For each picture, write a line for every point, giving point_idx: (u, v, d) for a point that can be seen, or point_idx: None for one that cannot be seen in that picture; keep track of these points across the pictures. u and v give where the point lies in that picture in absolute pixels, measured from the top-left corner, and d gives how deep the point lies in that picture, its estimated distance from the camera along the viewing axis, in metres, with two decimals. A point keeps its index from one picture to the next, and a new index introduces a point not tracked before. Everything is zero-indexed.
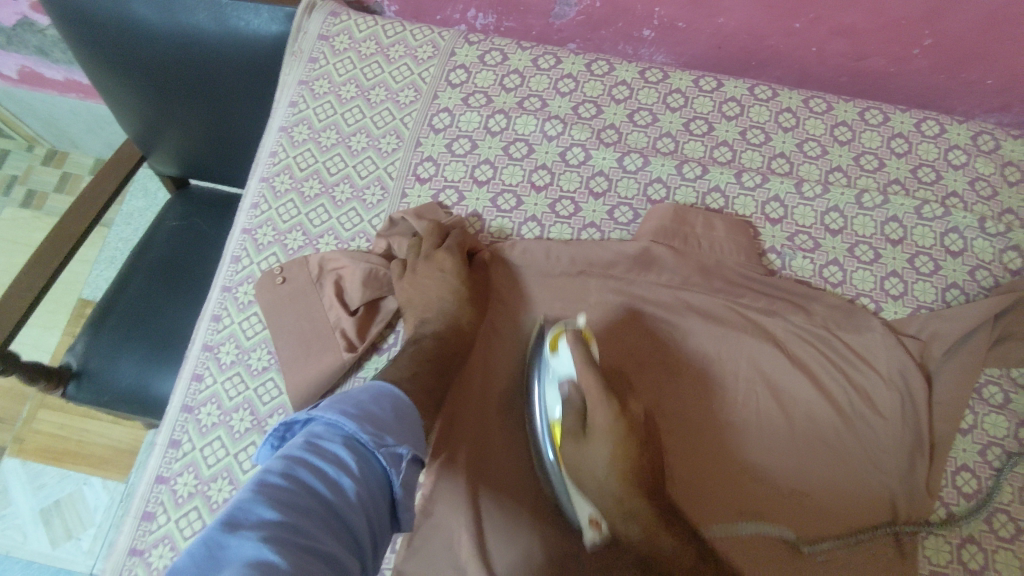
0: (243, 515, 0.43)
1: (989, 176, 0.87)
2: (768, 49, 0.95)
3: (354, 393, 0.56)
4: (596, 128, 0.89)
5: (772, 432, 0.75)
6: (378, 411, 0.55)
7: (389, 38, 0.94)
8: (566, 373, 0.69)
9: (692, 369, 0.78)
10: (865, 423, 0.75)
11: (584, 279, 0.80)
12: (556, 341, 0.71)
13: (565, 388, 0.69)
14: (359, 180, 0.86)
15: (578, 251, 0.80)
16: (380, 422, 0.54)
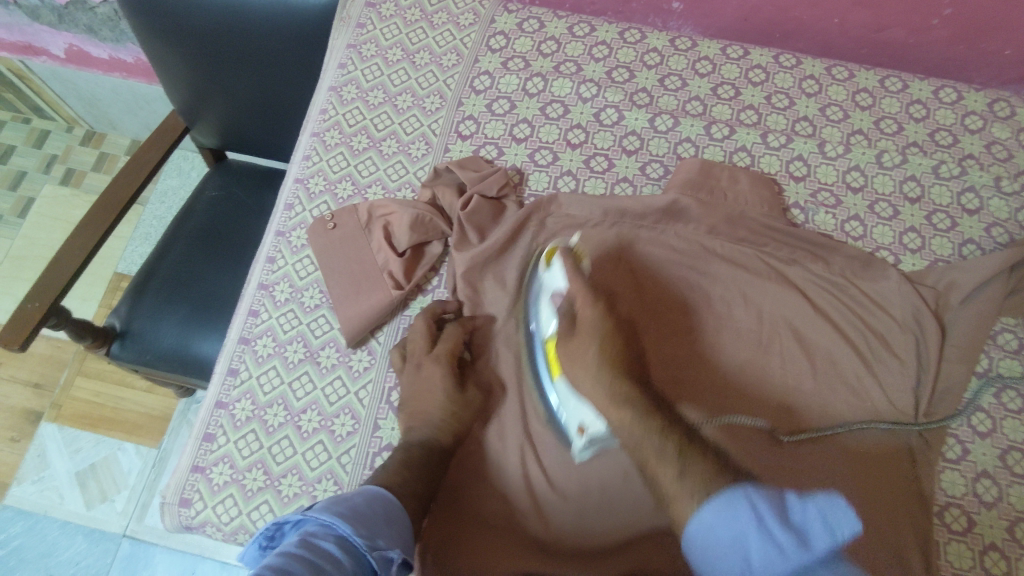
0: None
1: (1005, 140, 0.91)
2: (793, 20, 0.99)
3: (351, 501, 0.57)
4: (629, 91, 0.94)
5: (794, 383, 0.78)
6: (370, 514, 0.57)
7: (432, 6, 0.99)
8: (554, 288, 0.75)
9: (721, 324, 0.81)
10: (883, 373, 0.79)
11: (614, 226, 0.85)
12: (550, 257, 0.77)
13: (556, 301, 0.74)
14: (405, 135, 0.91)
15: (609, 200, 0.85)
16: (373, 528, 0.55)
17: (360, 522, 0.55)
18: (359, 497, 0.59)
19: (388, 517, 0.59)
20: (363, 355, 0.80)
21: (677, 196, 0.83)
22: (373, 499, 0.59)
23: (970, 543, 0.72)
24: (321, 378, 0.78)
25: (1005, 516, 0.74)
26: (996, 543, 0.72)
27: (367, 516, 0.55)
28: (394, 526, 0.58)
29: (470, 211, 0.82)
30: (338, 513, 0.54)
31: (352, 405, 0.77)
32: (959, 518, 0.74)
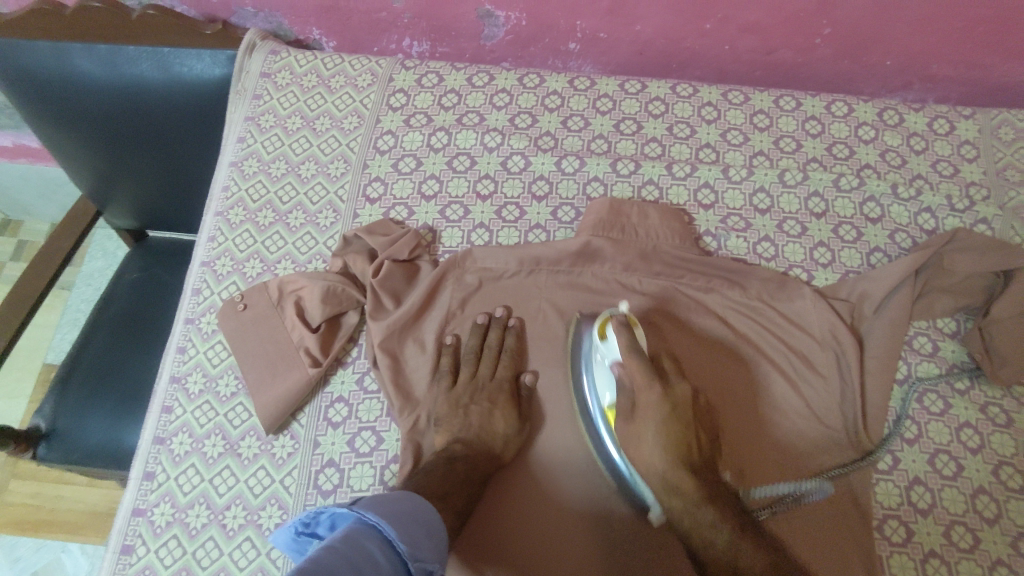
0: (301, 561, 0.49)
1: (898, 147, 0.95)
2: (686, 50, 1.02)
3: (400, 506, 0.60)
4: (533, 136, 0.94)
5: (731, 417, 0.78)
6: (414, 524, 0.59)
7: (328, 70, 0.98)
8: (612, 359, 0.73)
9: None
10: (809, 393, 0.80)
11: (531, 273, 0.84)
12: (604, 327, 0.74)
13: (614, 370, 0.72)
14: (311, 205, 0.89)
15: (524, 248, 0.84)
16: (416, 535, 0.58)
17: (405, 528, 0.58)
18: (406, 498, 0.62)
19: (432, 526, 0.61)
20: (286, 441, 0.77)
21: (588, 237, 0.83)
22: (418, 506, 0.62)
23: (911, 552, 0.73)
24: (243, 471, 0.75)
25: (941, 521, 0.74)
26: (935, 550, 0.73)
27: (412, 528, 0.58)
28: (436, 539, 0.60)
29: (383, 277, 0.81)
30: (382, 515, 0.57)
31: (278, 494, 0.74)
32: (898, 529, 0.74)
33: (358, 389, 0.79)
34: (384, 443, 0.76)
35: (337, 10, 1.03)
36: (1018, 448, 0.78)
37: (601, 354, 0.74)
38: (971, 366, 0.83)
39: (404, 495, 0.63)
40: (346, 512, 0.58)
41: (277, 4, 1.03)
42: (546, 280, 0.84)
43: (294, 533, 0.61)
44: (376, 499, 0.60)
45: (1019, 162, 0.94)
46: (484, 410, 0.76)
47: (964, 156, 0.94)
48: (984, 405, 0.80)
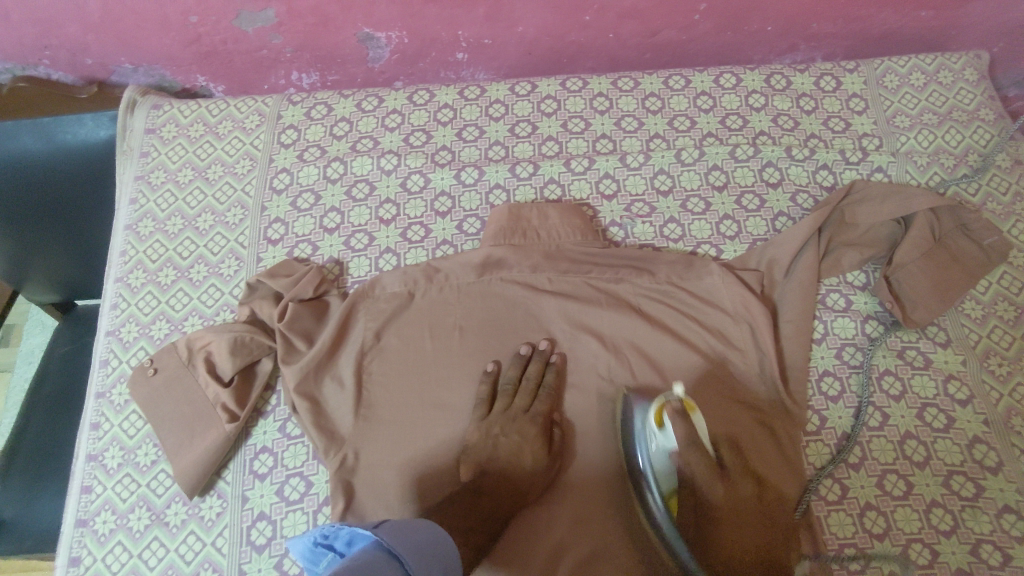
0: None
1: (788, 110, 0.96)
2: (572, 45, 1.02)
3: (417, 530, 0.56)
4: (430, 153, 0.94)
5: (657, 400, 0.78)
6: (428, 552, 0.55)
7: (214, 117, 0.97)
8: (671, 448, 0.70)
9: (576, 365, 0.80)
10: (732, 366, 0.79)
11: (438, 289, 0.83)
12: (659, 413, 0.71)
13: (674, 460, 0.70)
14: (212, 256, 0.88)
15: (422, 265, 0.84)
16: (432, 570, 0.54)
17: (424, 563, 0.53)
18: (426, 526, 0.58)
19: (448, 559, 0.57)
20: (213, 501, 0.75)
21: (489, 248, 0.83)
22: (439, 537, 0.57)
23: (848, 508, 0.74)
24: (172, 539, 0.73)
25: (874, 472, 0.75)
26: (871, 501, 0.74)
27: (425, 557, 0.53)
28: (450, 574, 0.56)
29: (288, 319, 0.80)
30: (404, 543, 0.53)
31: (211, 557, 0.72)
32: (833, 488, 0.75)
33: (282, 436, 0.78)
34: (314, 486, 0.75)
35: (217, 55, 1.01)
36: (937, 387, 0.79)
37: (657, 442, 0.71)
38: (885, 314, 0.84)
39: (428, 527, 0.58)
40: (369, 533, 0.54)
41: (156, 58, 1.01)
42: (460, 294, 0.83)
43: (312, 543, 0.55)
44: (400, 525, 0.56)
45: (907, 107, 0.96)
46: (407, 427, 0.76)
47: (853, 109, 0.96)
48: (901, 350, 0.82)
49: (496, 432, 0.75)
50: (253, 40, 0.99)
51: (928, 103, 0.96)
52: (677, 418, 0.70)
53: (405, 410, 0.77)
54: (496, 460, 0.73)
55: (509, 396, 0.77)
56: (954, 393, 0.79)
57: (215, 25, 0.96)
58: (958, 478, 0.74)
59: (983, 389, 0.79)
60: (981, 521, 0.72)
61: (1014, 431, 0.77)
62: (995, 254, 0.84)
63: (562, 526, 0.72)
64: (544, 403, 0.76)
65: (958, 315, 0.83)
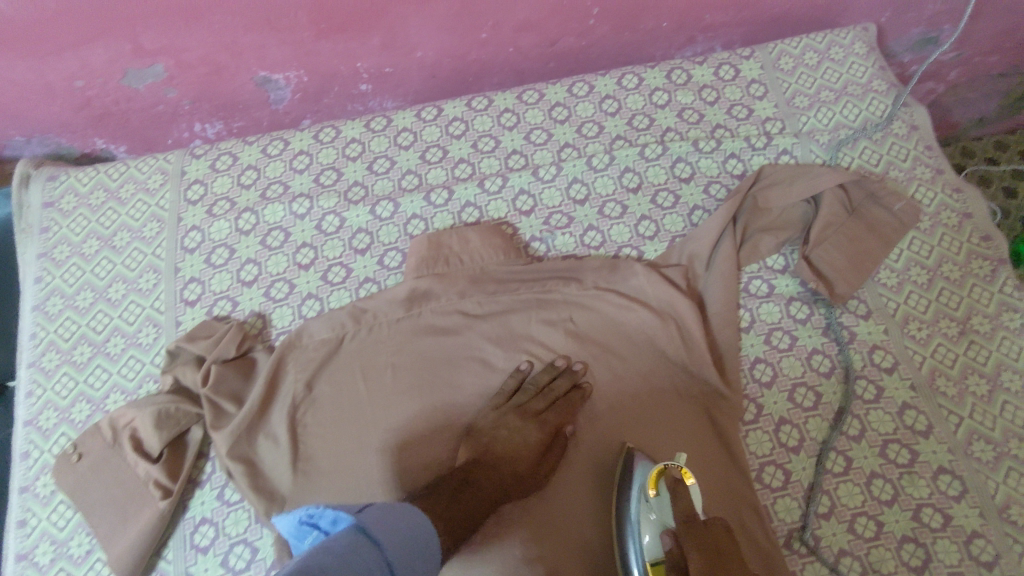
0: None
1: (692, 103, 0.97)
2: (474, 63, 1.02)
3: (402, 513, 0.54)
4: (342, 190, 0.92)
5: (602, 431, 0.77)
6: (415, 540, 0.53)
7: (115, 182, 0.94)
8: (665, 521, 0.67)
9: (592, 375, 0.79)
10: (678, 376, 0.80)
11: (368, 328, 0.82)
12: (655, 480, 0.69)
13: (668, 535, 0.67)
14: (128, 327, 0.85)
15: (349, 306, 0.83)
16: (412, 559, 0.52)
17: (405, 550, 0.52)
18: (409, 511, 0.56)
19: (429, 544, 0.55)
20: None
21: (413, 280, 0.82)
22: (425, 525, 0.56)
23: (792, 492, 0.75)
24: None
25: (813, 452, 0.77)
26: (814, 482, 0.75)
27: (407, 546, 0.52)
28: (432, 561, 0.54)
29: (213, 381, 0.77)
30: (388, 530, 0.52)
31: None
32: (776, 474, 0.76)
33: (220, 504, 0.75)
34: (260, 552, 0.73)
35: (111, 116, 0.98)
36: (864, 359, 0.81)
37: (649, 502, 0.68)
38: (810, 293, 0.85)
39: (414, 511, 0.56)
40: (352, 517, 0.52)
41: (46, 126, 0.97)
42: (391, 329, 0.82)
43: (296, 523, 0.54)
44: (386, 508, 0.54)
45: (805, 87, 0.98)
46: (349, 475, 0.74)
47: (754, 95, 0.98)
48: (826, 327, 0.83)
49: (500, 425, 0.73)
50: (146, 97, 0.96)
51: (825, 81, 0.98)
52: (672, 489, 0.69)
53: (345, 457, 0.75)
54: (496, 449, 0.71)
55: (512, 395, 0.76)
56: (880, 362, 0.81)
57: (103, 87, 0.93)
58: (893, 446, 0.76)
59: (907, 354, 0.81)
60: (919, 486, 0.74)
61: (939, 391, 0.79)
62: (906, 218, 0.87)
63: (518, 540, 0.71)
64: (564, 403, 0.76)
65: (876, 285, 0.85)
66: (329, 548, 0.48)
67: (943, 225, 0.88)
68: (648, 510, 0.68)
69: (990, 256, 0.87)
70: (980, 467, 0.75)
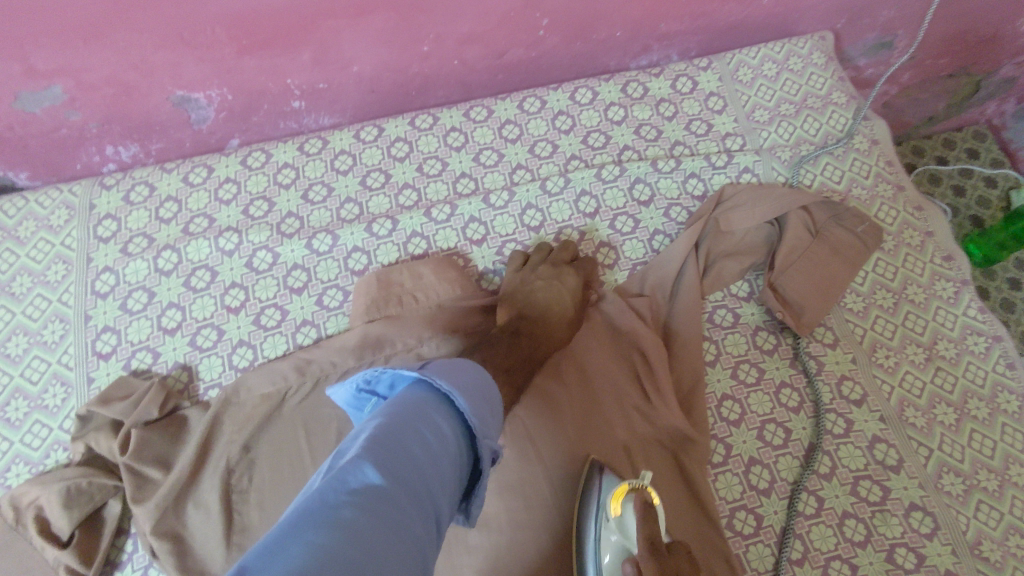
0: (344, 479, 0.37)
1: (650, 119, 0.92)
2: (416, 77, 0.94)
3: (461, 372, 0.51)
4: (274, 222, 0.84)
5: None
6: (482, 398, 0.50)
7: (13, 219, 0.84)
8: (624, 544, 0.57)
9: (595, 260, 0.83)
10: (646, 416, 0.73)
11: (314, 381, 0.73)
12: (617, 503, 0.59)
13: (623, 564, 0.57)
14: (32, 386, 0.75)
15: (292, 355, 0.75)
16: (484, 414, 0.49)
17: (478, 404, 0.49)
18: (468, 366, 0.53)
19: (494, 398, 0.53)
20: None
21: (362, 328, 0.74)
22: (486, 382, 0.53)
23: (765, 539, 0.71)
24: None
25: (784, 494, 0.73)
26: (786, 526, 0.72)
27: (478, 405, 0.49)
28: (497, 413, 0.52)
29: (134, 450, 0.69)
30: (457, 386, 0.49)
31: None
32: (748, 520, 0.72)
33: None
34: None
35: (7, 142, 0.87)
36: (832, 391, 0.78)
37: (609, 526, 0.58)
38: (775, 322, 0.82)
39: (472, 369, 0.53)
40: (415, 373, 0.49)
41: None
42: (341, 382, 0.73)
43: (354, 391, 0.52)
44: (445, 364, 0.51)
45: (764, 100, 0.94)
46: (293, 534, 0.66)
47: (712, 109, 0.93)
48: (793, 358, 0.80)
49: (532, 280, 0.77)
50: (46, 120, 0.85)
51: (784, 93, 0.94)
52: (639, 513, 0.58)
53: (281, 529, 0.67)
54: (535, 302, 0.74)
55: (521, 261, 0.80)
56: (849, 394, 0.78)
57: None
58: (864, 483, 0.74)
59: (875, 385, 0.79)
60: (892, 525, 0.72)
61: (908, 423, 0.77)
62: (869, 241, 0.84)
63: None
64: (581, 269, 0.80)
65: (841, 311, 0.83)
66: (397, 412, 0.44)
67: (906, 245, 0.86)
68: (608, 531, 0.58)
69: (953, 277, 0.85)
70: (951, 503, 0.73)
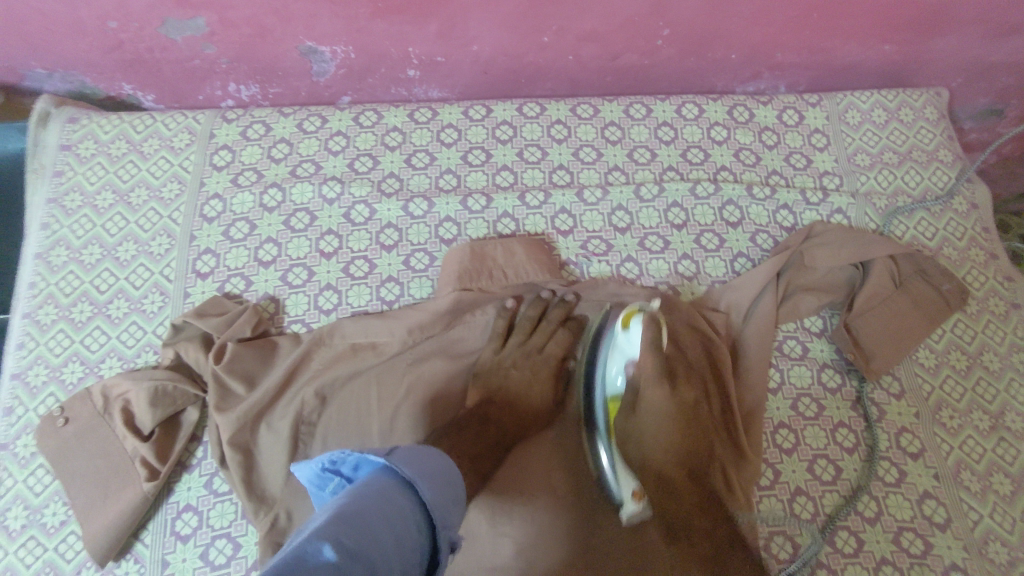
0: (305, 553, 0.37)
1: (751, 144, 0.93)
2: (530, 66, 0.97)
3: (431, 456, 0.52)
4: (376, 180, 0.88)
5: None
6: (447, 484, 0.50)
7: (139, 134, 0.89)
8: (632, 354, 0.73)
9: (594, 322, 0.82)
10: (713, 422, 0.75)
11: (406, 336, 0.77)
12: (628, 319, 0.73)
13: (628, 368, 0.73)
14: (134, 291, 0.81)
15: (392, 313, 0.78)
16: (445, 499, 0.49)
17: (443, 491, 0.49)
18: (435, 454, 0.53)
19: (460, 487, 0.53)
20: (130, 567, 0.69)
21: (455, 295, 0.78)
22: (452, 468, 0.53)
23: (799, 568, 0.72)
24: None
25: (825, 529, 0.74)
26: (822, 561, 0.72)
27: (442, 492, 0.49)
28: (464, 507, 0.52)
29: (227, 361, 0.73)
30: (422, 470, 0.49)
31: None
32: (785, 545, 0.73)
33: (208, 493, 0.72)
34: (242, 549, 0.69)
35: (143, 63, 0.93)
36: (890, 440, 0.78)
37: (621, 343, 0.73)
38: (844, 362, 0.82)
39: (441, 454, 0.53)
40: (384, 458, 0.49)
41: (72, 62, 0.92)
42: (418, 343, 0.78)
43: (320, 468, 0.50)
44: (415, 450, 0.52)
45: (868, 145, 0.94)
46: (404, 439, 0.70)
47: (815, 145, 0.94)
48: (855, 401, 0.80)
49: (508, 364, 0.76)
50: (183, 49, 0.91)
51: (889, 141, 0.94)
52: (647, 326, 0.72)
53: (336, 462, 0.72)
54: (508, 388, 0.74)
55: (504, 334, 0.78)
56: (906, 446, 0.78)
57: (138, 33, 0.88)
58: (908, 535, 0.74)
59: (934, 442, 0.78)
60: None
61: (963, 486, 0.76)
62: (951, 300, 0.83)
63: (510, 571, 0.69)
64: (558, 346, 0.78)
65: (912, 364, 0.82)
66: (364, 495, 0.44)
67: (989, 312, 0.85)
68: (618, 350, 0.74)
69: None
70: (993, 570, 0.72)
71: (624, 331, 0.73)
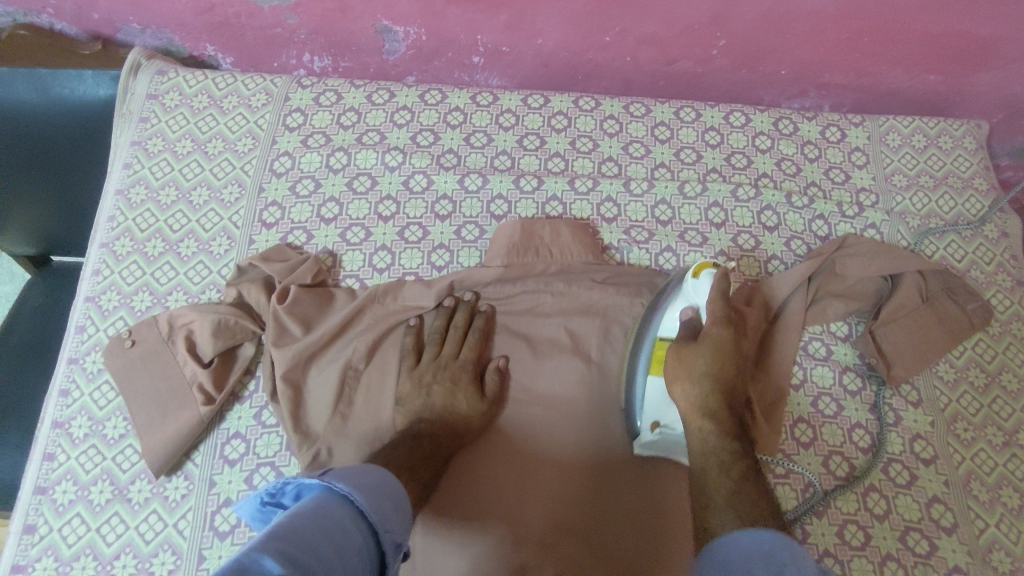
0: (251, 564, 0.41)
1: (793, 155, 0.97)
2: (589, 62, 1.02)
3: (362, 474, 0.57)
4: (435, 154, 0.93)
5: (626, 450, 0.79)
6: (381, 496, 0.55)
7: (220, 91, 0.95)
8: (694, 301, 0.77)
9: (559, 335, 0.83)
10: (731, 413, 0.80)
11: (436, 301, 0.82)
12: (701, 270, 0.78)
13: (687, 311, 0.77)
14: (203, 233, 0.86)
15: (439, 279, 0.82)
16: (386, 510, 0.54)
17: (378, 504, 0.54)
18: (366, 471, 0.58)
19: (396, 496, 0.58)
20: (179, 482, 0.74)
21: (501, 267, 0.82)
22: (386, 478, 0.59)
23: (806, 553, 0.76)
24: (134, 516, 0.72)
25: (834, 521, 0.77)
26: (829, 550, 0.76)
27: (377, 504, 0.54)
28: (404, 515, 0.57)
29: (289, 302, 0.78)
30: (357, 486, 0.54)
31: (172, 539, 0.71)
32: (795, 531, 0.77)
33: (256, 424, 0.77)
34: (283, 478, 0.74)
35: (228, 27, 0.99)
36: (904, 444, 0.81)
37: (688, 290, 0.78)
38: (866, 368, 0.85)
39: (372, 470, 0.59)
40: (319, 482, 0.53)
41: (165, 20, 0.99)
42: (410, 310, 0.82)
43: (259, 504, 0.54)
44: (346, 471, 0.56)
45: (906, 167, 0.98)
46: (446, 388, 0.78)
47: (855, 162, 0.98)
48: (874, 404, 0.84)
49: (431, 380, 0.78)
50: (268, 17, 0.97)
51: (927, 166, 0.98)
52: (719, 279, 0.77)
53: (371, 407, 0.78)
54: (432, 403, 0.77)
55: (437, 344, 0.81)
56: (919, 452, 0.81)
57: None
58: (914, 534, 0.77)
59: (947, 450, 0.81)
60: None
61: (972, 494, 0.79)
62: (975, 320, 0.86)
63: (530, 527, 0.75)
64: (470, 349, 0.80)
65: (931, 376, 0.86)
66: (303, 513, 0.48)
67: (1010, 335, 0.88)
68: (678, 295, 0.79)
69: None
70: None
71: (693, 279, 0.78)
